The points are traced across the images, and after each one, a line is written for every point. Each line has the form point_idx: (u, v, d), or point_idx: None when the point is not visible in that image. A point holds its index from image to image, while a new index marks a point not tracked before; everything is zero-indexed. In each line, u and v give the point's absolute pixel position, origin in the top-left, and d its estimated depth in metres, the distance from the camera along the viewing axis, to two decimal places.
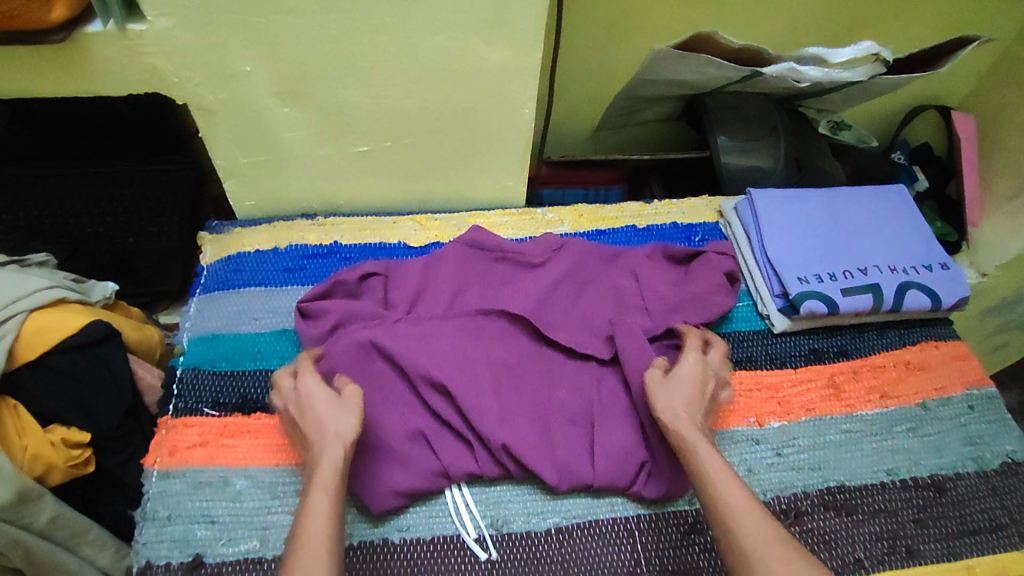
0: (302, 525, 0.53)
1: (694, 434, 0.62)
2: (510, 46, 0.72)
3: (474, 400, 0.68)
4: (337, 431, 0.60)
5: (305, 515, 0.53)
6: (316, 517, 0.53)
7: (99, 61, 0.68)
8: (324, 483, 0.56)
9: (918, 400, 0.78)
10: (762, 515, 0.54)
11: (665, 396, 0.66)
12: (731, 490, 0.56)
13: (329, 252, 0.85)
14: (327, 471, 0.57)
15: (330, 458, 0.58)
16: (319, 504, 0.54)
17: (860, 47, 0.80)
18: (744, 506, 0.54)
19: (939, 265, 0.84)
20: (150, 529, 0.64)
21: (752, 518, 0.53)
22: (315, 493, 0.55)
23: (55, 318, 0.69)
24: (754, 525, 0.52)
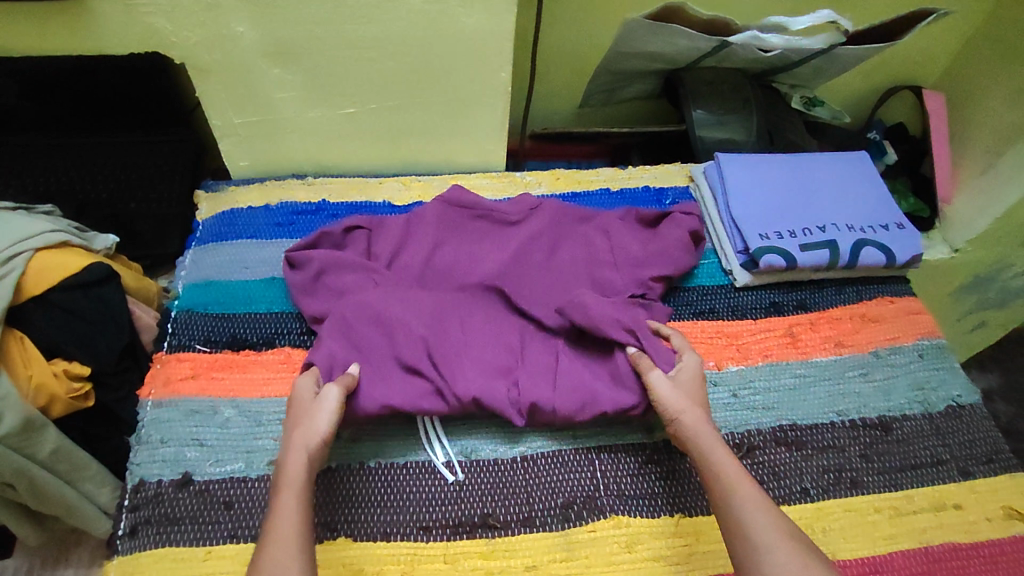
0: (272, 526, 0.54)
1: (705, 431, 0.63)
2: (486, 9, 0.77)
3: (447, 357, 0.71)
4: (305, 439, 0.61)
5: (274, 517, 0.54)
6: (285, 519, 0.54)
7: (103, 19, 0.73)
8: (292, 485, 0.57)
9: (870, 349, 0.82)
10: (770, 510, 0.56)
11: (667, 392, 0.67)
12: (743, 484, 0.58)
13: (317, 209, 0.90)
14: (294, 475, 0.58)
15: (294, 463, 0.59)
16: (290, 509, 0.55)
17: (818, 15, 0.84)
18: (752, 499, 0.56)
19: (896, 225, 0.89)
20: (143, 451, 0.69)
21: (762, 513, 0.55)
22: (283, 495, 0.56)
23: (58, 259, 0.74)
24: (764, 519, 0.55)
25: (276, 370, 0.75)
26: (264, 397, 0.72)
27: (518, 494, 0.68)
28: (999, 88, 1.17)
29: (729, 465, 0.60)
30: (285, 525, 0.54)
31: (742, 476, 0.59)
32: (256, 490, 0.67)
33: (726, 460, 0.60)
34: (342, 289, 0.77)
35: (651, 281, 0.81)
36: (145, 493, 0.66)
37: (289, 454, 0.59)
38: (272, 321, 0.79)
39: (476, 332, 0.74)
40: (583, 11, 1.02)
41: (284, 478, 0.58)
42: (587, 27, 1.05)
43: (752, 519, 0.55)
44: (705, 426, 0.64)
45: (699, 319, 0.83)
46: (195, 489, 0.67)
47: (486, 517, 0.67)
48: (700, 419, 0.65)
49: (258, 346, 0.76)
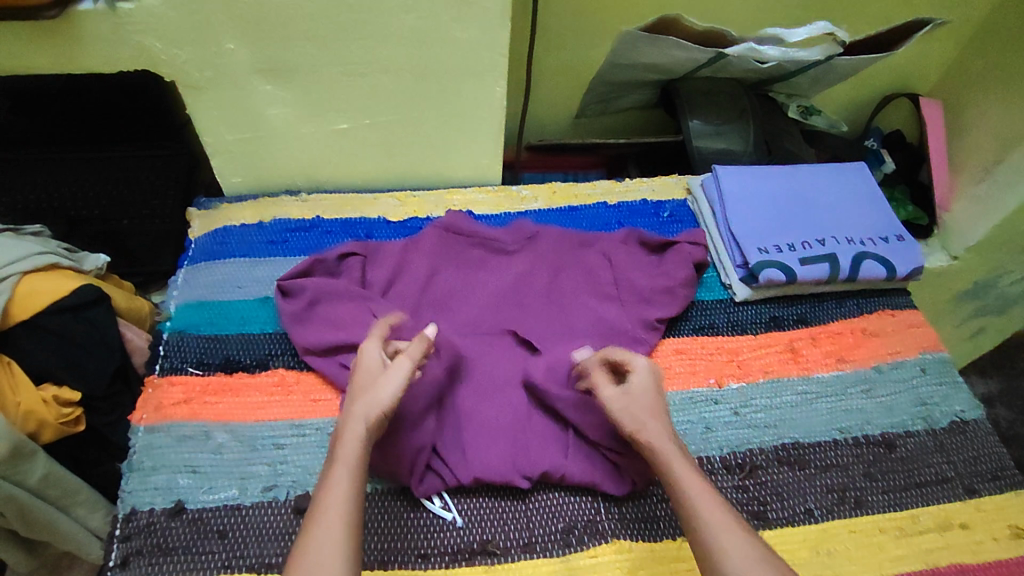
0: (323, 499, 0.52)
1: (664, 447, 0.60)
2: (479, 24, 0.76)
3: (451, 440, 0.69)
4: (369, 405, 0.58)
5: (326, 488, 0.53)
6: (332, 494, 0.52)
7: (92, 40, 0.72)
8: (347, 457, 0.55)
9: (872, 363, 0.81)
10: (740, 527, 0.53)
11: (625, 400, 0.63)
12: (701, 495, 0.55)
13: (311, 226, 0.89)
14: (352, 446, 0.56)
15: (355, 427, 0.57)
16: (342, 484, 0.53)
17: (815, 27, 0.84)
18: (716, 515, 0.53)
19: (896, 237, 0.88)
20: (135, 478, 0.67)
21: (727, 529, 0.52)
22: (337, 468, 0.54)
23: (46, 283, 0.73)
24: (728, 535, 0.52)
25: (270, 394, 0.73)
26: (258, 421, 0.71)
27: (517, 518, 0.67)
28: (994, 96, 1.17)
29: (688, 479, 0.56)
30: (333, 502, 0.52)
31: (703, 487, 0.56)
32: (251, 518, 0.65)
33: (685, 472, 0.57)
34: (337, 320, 0.75)
35: (656, 321, 0.79)
36: (136, 523, 0.65)
37: (352, 417, 0.58)
38: (266, 342, 0.77)
39: (494, 400, 0.71)
40: (576, 23, 1.02)
41: (341, 448, 0.56)
42: (581, 38, 1.04)
43: (719, 539, 0.52)
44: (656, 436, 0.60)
45: (699, 334, 0.82)
46: (188, 518, 0.65)
47: (485, 543, 0.65)
48: (659, 431, 0.61)
49: (251, 368, 0.75)
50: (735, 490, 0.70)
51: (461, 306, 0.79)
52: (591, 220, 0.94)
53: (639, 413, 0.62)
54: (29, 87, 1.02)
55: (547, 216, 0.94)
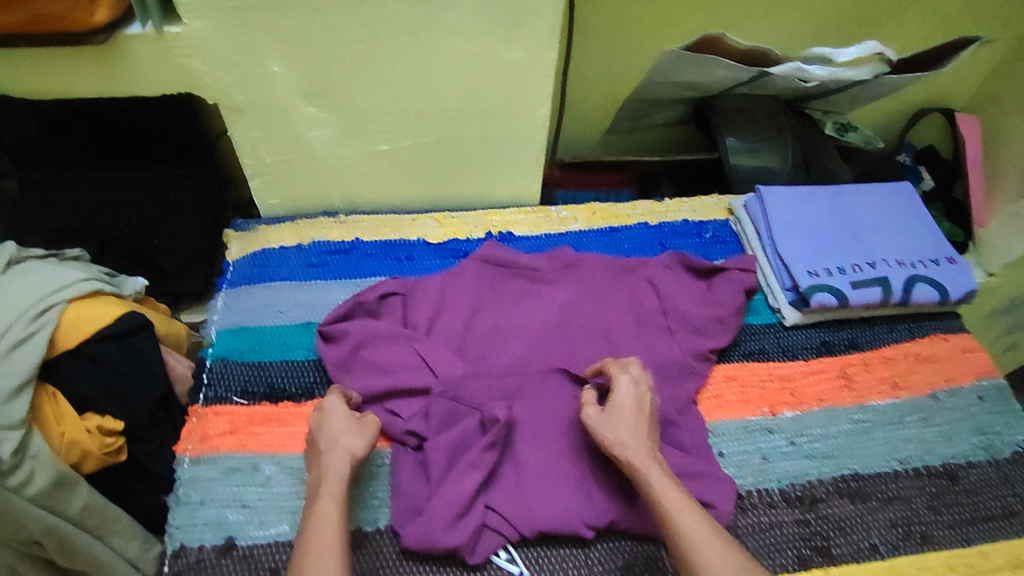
0: (314, 532, 0.56)
1: (642, 461, 0.62)
2: (526, 46, 0.75)
3: (513, 492, 0.66)
4: (346, 447, 0.63)
5: (315, 520, 0.57)
6: (324, 524, 0.56)
7: (137, 64, 0.71)
8: (332, 491, 0.59)
9: (928, 391, 0.79)
10: (722, 547, 0.55)
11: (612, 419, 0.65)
12: (685, 515, 0.57)
13: (350, 248, 0.88)
14: (335, 480, 0.60)
15: (335, 469, 0.61)
16: (330, 515, 0.57)
17: (865, 46, 0.86)
18: (700, 534, 0.56)
19: (947, 259, 0.86)
20: (183, 513, 0.66)
21: (709, 550, 0.55)
22: (324, 500, 0.58)
23: (93, 310, 0.72)
24: (711, 556, 0.55)
25: None
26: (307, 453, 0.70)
27: (578, 556, 0.66)
28: None
29: (672, 499, 0.59)
30: (325, 533, 0.56)
31: (684, 505, 0.58)
32: None
33: (668, 492, 0.59)
34: (383, 364, 0.73)
35: (709, 352, 0.78)
36: (186, 560, 0.64)
37: (331, 458, 0.61)
38: (311, 370, 0.76)
39: (548, 448, 0.69)
40: (613, 41, 1.01)
41: (325, 483, 0.60)
42: (616, 57, 1.03)
43: (700, 559, 0.55)
44: (641, 452, 0.62)
45: (749, 360, 0.80)
46: (239, 555, 0.64)
47: None
48: (642, 450, 0.62)
49: (297, 397, 0.73)
50: (796, 524, 0.69)
51: (508, 342, 0.77)
52: (632, 241, 0.92)
53: (622, 433, 0.64)
54: (56, 109, 0.96)
55: (589, 238, 0.93)
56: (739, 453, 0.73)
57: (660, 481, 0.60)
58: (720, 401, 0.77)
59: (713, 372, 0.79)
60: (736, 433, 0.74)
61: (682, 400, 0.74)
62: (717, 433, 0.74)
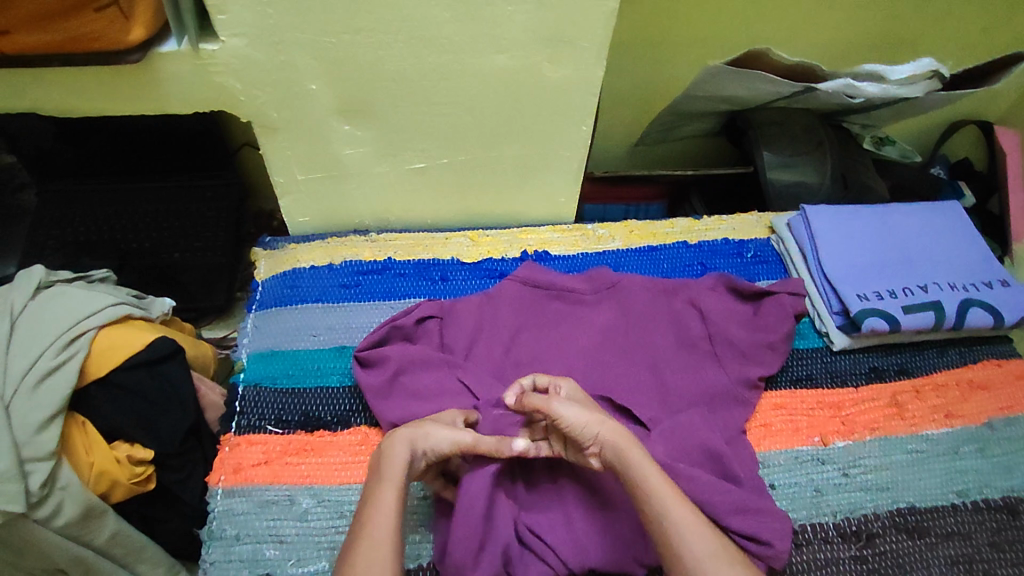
0: (370, 517, 0.53)
1: (630, 444, 0.59)
2: (572, 63, 0.72)
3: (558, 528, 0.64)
4: (411, 439, 0.59)
5: (372, 510, 0.54)
6: (383, 513, 0.53)
7: (170, 81, 0.69)
8: (393, 480, 0.55)
9: (983, 420, 0.76)
10: (707, 533, 0.54)
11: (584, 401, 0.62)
12: (675, 504, 0.55)
13: (383, 268, 0.85)
14: (396, 467, 0.56)
15: (398, 456, 0.57)
16: (390, 503, 0.54)
17: (921, 64, 0.83)
18: (685, 519, 0.54)
19: (1000, 282, 0.84)
20: (217, 548, 0.63)
21: (699, 540, 0.53)
22: (384, 487, 0.55)
23: (123, 337, 0.69)
24: (702, 546, 0.53)
25: (354, 455, 0.69)
26: (345, 484, 0.67)
27: None
28: None
29: (655, 480, 0.56)
30: (380, 524, 0.53)
31: (674, 493, 0.56)
32: None
33: (654, 474, 0.57)
34: (422, 391, 0.71)
35: (758, 379, 0.75)
36: None
37: (394, 443, 0.58)
38: (346, 397, 0.73)
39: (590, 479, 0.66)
40: (649, 54, 0.98)
41: (386, 471, 0.56)
42: (652, 69, 1.01)
43: (692, 549, 0.53)
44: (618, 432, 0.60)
45: (797, 387, 0.78)
46: None
47: None
48: (619, 431, 0.60)
49: (333, 426, 0.71)
50: (854, 561, 0.66)
51: (550, 369, 0.75)
52: (672, 261, 0.90)
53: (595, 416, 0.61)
54: (83, 124, 0.96)
55: (627, 257, 0.90)
56: (790, 485, 0.70)
57: (642, 461, 0.57)
58: (769, 430, 0.74)
59: (761, 400, 0.76)
60: (786, 463, 0.72)
61: (732, 431, 0.71)
62: (767, 464, 0.72)
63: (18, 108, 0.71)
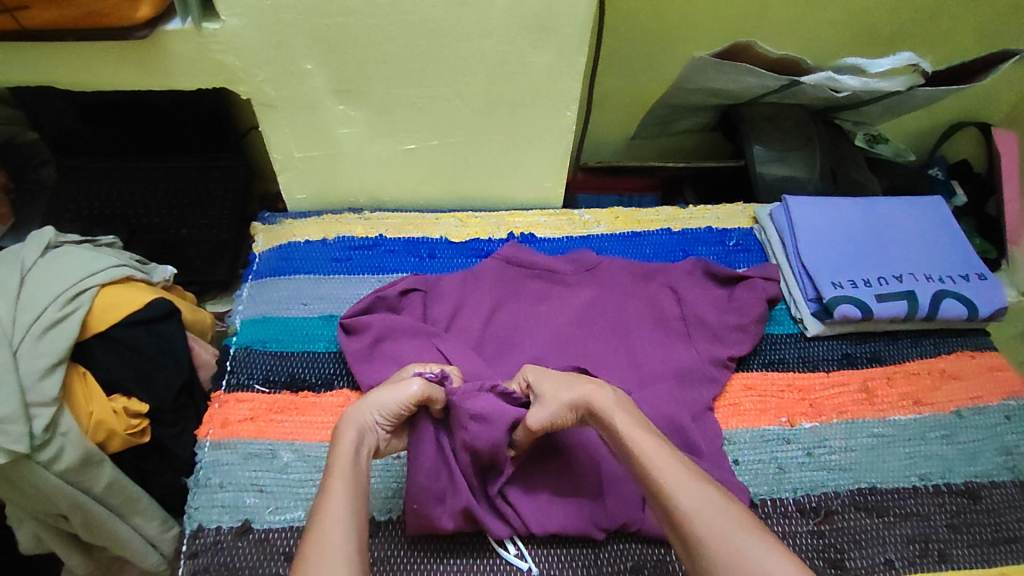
0: (322, 512, 0.51)
1: (608, 405, 0.60)
2: (557, 49, 0.75)
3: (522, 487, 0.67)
4: (359, 424, 0.59)
5: (323, 502, 0.52)
6: (335, 507, 0.51)
7: (175, 58, 0.73)
8: (342, 471, 0.55)
9: (952, 408, 0.78)
10: (701, 488, 0.51)
11: (549, 386, 0.63)
12: (657, 459, 0.54)
13: (374, 244, 0.89)
14: (344, 461, 0.56)
15: (344, 446, 0.57)
16: (341, 498, 0.52)
17: (899, 57, 0.84)
18: (671, 471, 0.53)
19: (977, 276, 0.85)
20: (202, 495, 0.67)
21: (687, 494, 0.51)
22: (334, 482, 0.54)
23: (124, 296, 0.74)
24: (689, 500, 0.50)
25: (335, 415, 0.73)
26: (324, 442, 0.71)
27: (587, 555, 0.66)
28: None
29: (638, 436, 0.56)
30: (333, 518, 0.50)
31: (657, 449, 0.55)
32: None
33: (631, 431, 0.57)
34: (402, 357, 0.74)
35: (727, 359, 0.78)
36: (204, 540, 0.65)
37: (345, 427, 0.59)
38: (331, 362, 0.77)
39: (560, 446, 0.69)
40: (643, 47, 1.01)
41: (335, 463, 0.56)
42: (645, 63, 1.03)
43: (681, 504, 0.50)
44: (603, 396, 0.61)
45: (768, 370, 0.80)
46: (255, 539, 0.65)
47: None
48: (594, 392, 0.61)
49: (316, 387, 0.75)
50: (810, 535, 0.68)
51: (526, 342, 0.78)
52: (654, 247, 0.92)
53: (566, 394, 0.62)
54: (117, 99, 1.01)
55: (610, 241, 0.93)
56: (754, 461, 0.72)
57: (626, 422, 0.58)
58: (737, 409, 0.76)
59: (731, 380, 0.78)
60: (751, 441, 0.74)
61: (699, 407, 0.74)
62: (732, 440, 0.74)
63: (35, 82, 0.76)
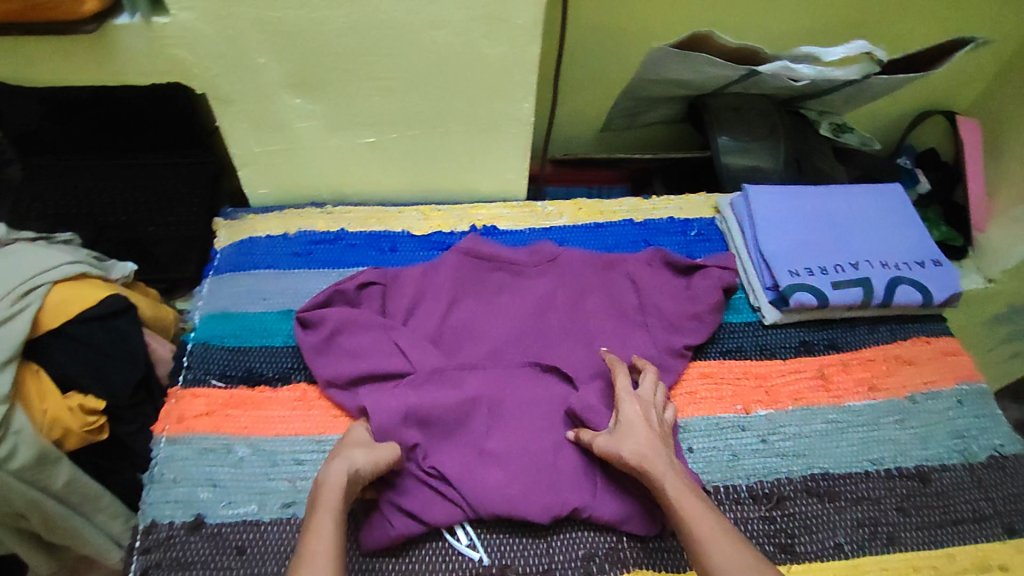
0: (307, 546, 0.54)
1: (660, 467, 0.62)
2: (509, 41, 0.75)
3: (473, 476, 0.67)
4: (349, 459, 0.60)
5: (309, 536, 0.55)
6: (320, 539, 0.54)
7: (126, 52, 0.73)
8: (328, 505, 0.57)
9: (906, 393, 0.79)
10: (740, 552, 0.55)
11: (616, 428, 0.66)
12: (704, 527, 0.57)
13: (336, 239, 0.89)
14: (332, 491, 0.57)
15: (333, 478, 0.58)
16: (326, 528, 0.55)
17: (852, 47, 0.86)
18: (718, 541, 0.56)
19: (933, 262, 0.86)
20: (157, 490, 0.68)
21: (730, 559, 0.54)
22: (321, 515, 0.56)
23: (75, 293, 0.74)
24: (732, 565, 0.54)
25: (291, 409, 0.73)
26: (279, 436, 0.71)
27: (539, 544, 0.66)
28: None
29: (689, 503, 0.59)
30: (317, 551, 0.53)
31: (705, 516, 0.58)
32: (269, 534, 0.65)
33: (682, 496, 0.60)
34: (358, 351, 0.74)
35: (683, 348, 0.79)
36: (156, 536, 0.65)
37: (332, 470, 0.59)
38: (288, 356, 0.77)
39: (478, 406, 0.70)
40: (606, 38, 1.00)
41: (322, 495, 0.57)
42: (608, 53, 1.03)
43: (722, 566, 0.54)
44: (658, 461, 0.62)
45: (726, 358, 0.80)
46: (208, 533, 0.65)
47: (504, 567, 0.65)
48: (650, 450, 0.63)
49: (274, 382, 0.75)
50: (762, 521, 0.68)
51: (485, 333, 0.78)
52: (615, 237, 0.92)
53: (631, 442, 0.64)
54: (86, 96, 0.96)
55: (573, 233, 0.93)
56: (708, 449, 0.73)
57: (677, 486, 0.60)
58: (692, 397, 0.77)
59: (687, 370, 0.79)
60: (706, 428, 0.74)
61: None
62: (688, 429, 0.74)
63: None
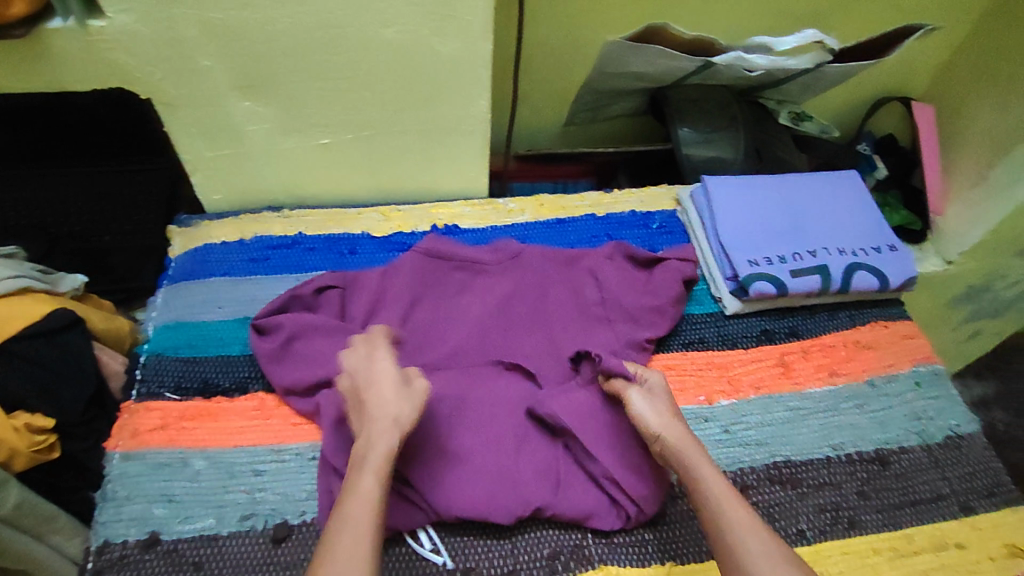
0: (349, 508, 0.54)
1: (693, 450, 0.61)
2: (461, 37, 0.74)
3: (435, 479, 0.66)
4: (395, 415, 0.60)
5: (353, 497, 0.54)
6: (362, 501, 0.54)
7: (62, 56, 0.70)
8: (374, 466, 0.56)
9: (865, 377, 0.80)
10: (765, 536, 0.55)
11: (650, 405, 0.65)
12: (732, 508, 0.57)
13: (294, 243, 0.87)
14: (380, 453, 0.57)
15: (382, 442, 0.58)
16: (371, 490, 0.55)
17: (801, 35, 0.87)
18: (745, 523, 0.56)
19: (888, 247, 0.87)
20: (110, 509, 0.66)
21: (757, 540, 0.54)
22: (365, 475, 0.56)
23: (17, 308, 0.72)
24: (758, 546, 0.54)
25: (249, 419, 0.72)
26: (236, 447, 0.70)
27: (505, 545, 0.66)
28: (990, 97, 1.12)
29: (719, 485, 0.59)
30: (360, 514, 0.53)
31: (734, 499, 0.58)
32: (228, 548, 0.64)
33: (714, 479, 0.59)
34: (315, 356, 0.73)
35: (646, 341, 0.79)
36: (109, 556, 0.63)
37: (378, 425, 0.59)
38: (245, 365, 0.76)
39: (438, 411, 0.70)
40: (563, 32, 0.99)
41: (369, 455, 0.57)
42: (567, 47, 1.02)
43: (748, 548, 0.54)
44: (691, 443, 0.62)
45: (688, 350, 0.81)
46: (164, 550, 0.64)
47: (469, 570, 0.64)
48: (681, 433, 0.63)
49: (230, 392, 0.73)
50: None
51: (446, 333, 0.77)
52: (578, 233, 0.92)
53: (663, 420, 0.64)
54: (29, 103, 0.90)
55: (535, 229, 0.92)
56: None
57: (710, 469, 0.60)
58: None
59: (650, 363, 0.79)
60: None
61: None
62: None
63: None
